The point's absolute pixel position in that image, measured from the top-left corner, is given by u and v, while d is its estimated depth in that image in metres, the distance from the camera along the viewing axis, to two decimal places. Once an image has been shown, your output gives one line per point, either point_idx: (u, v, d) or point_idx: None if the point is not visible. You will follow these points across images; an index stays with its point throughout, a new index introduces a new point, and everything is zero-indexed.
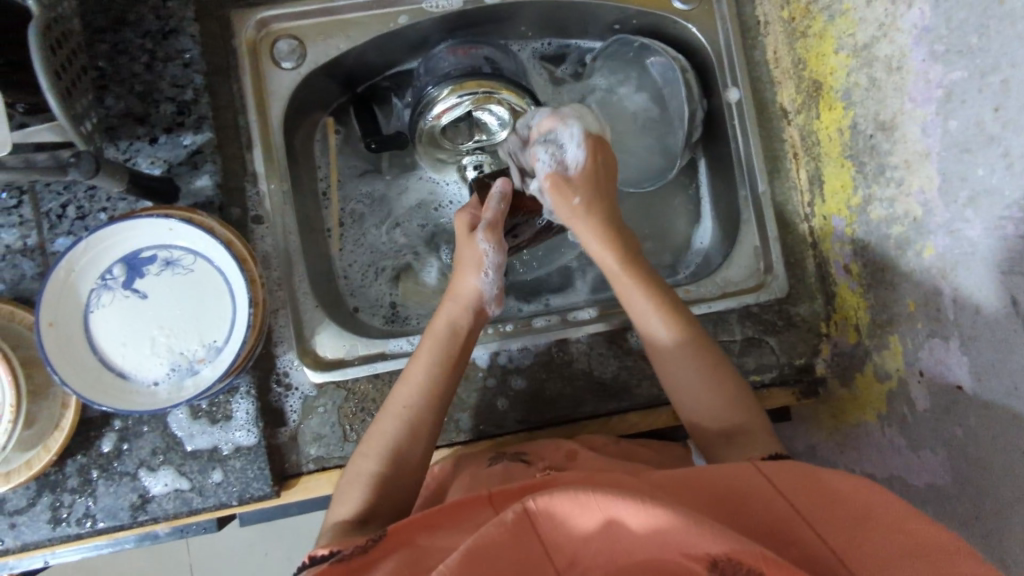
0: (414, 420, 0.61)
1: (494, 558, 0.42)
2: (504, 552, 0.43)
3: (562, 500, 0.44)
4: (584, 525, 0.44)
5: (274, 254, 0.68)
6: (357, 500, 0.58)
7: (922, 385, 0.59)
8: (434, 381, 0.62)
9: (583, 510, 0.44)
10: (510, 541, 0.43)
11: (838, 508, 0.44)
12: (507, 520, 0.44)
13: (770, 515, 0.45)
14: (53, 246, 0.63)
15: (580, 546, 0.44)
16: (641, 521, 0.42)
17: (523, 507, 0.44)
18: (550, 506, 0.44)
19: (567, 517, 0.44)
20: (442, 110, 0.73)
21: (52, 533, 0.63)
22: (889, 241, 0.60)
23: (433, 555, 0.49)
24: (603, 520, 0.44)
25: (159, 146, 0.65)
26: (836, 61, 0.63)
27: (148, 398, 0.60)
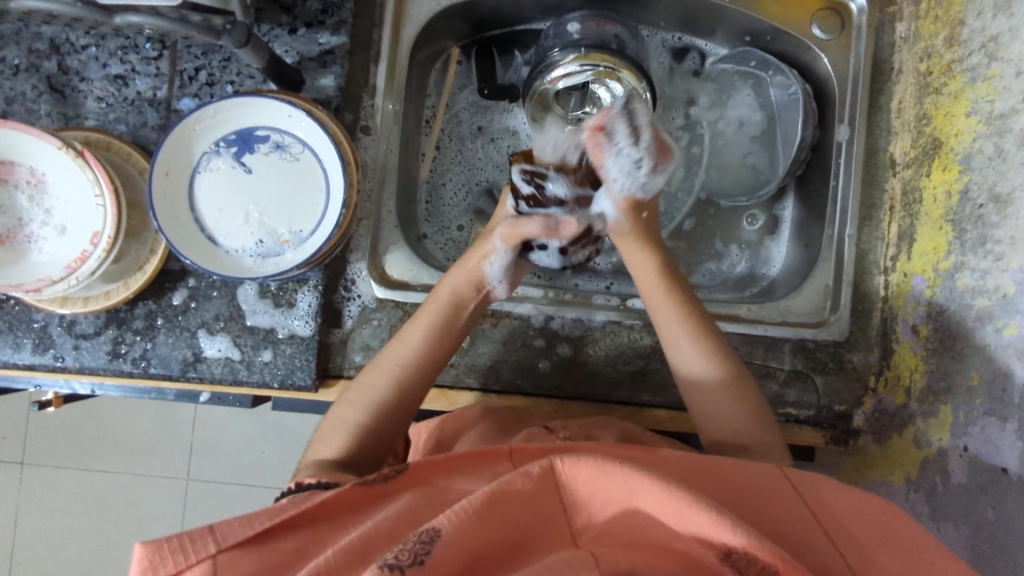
0: (404, 378, 0.63)
1: (515, 505, 0.43)
2: (526, 502, 0.43)
3: (586, 468, 0.45)
4: (602, 494, 0.44)
5: (372, 166, 0.71)
6: (343, 434, 0.61)
7: (963, 461, 0.59)
8: (428, 343, 0.64)
9: (606, 479, 0.44)
10: (532, 494, 0.44)
11: (859, 523, 0.45)
12: (532, 473, 0.44)
13: (788, 519, 0.46)
14: (177, 104, 0.67)
15: (596, 510, 0.45)
16: (661, 501, 0.42)
17: (549, 464, 0.45)
18: (574, 470, 0.45)
19: (589, 483, 0.45)
20: (559, 75, 0.75)
21: (108, 364, 0.67)
22: (970, 312, 0.61)
23: (451, 495, 0.49)
24: (626, 494, 0.44)
25: (296, 37, 0.68)
26: (965, 124, 0.63)
27: (231, 262, 0.63)
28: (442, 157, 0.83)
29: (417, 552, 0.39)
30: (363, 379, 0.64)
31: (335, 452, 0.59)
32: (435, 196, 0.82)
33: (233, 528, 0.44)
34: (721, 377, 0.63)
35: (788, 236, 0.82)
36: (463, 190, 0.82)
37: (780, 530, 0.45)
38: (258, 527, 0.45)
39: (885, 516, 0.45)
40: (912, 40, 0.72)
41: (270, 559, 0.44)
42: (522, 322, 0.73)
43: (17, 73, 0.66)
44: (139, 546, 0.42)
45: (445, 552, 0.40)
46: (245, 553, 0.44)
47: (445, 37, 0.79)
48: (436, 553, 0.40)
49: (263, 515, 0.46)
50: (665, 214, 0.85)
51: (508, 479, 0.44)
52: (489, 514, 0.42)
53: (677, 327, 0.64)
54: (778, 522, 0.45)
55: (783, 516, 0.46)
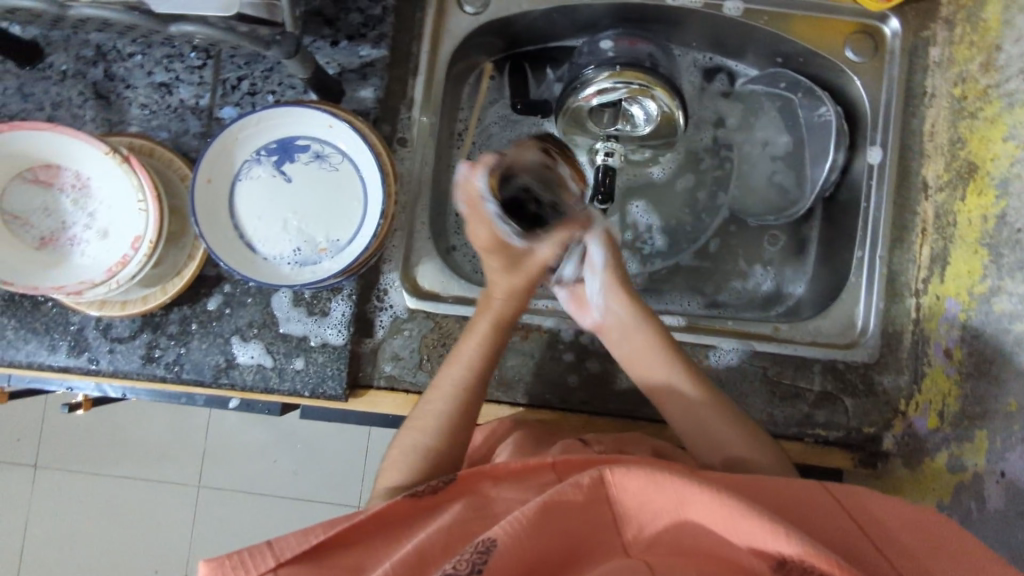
0: (466, 395, 0.63)
1: (567, 516, 0.44)
2: (577, 515, 0.44)
3: (635, 478, 0.45)
4: (653, 505, 0.45)
5: (407, 178, 0.71)
6: (408, 464, 0.61)
7: (1000, 486, 0.59)
8: (483, 356, 0.64)
9: (657, 489, 0.44)
10: (583, 506, 0.45)
11: (911, 537, 0.45)
12: (583, 484, 0.45)
13: (837, 530, 0.45)
14: (219, 113, 0.67)
15: (648, 521, 0.45)
16: (713, 512, 0.42)
17: (599, 475, 0.45)
18: (623, 480, 0.45)
19: (639, 495, 0.45)
20: (593, 91, 0.74)
21: (141, 368, 0.68)
22: (1008, 336, 0.61)
23: (500, 505, 0.49)
24: (676, 505, 0.44)
25: (338, 50, 0.69)
26: (1002, 148, 0.64)
27: (270, 270, 0.64)
28: None
29: (474, 562, 0.40)
30: (422, 409, 0.63)
31: (399, 478, 0.61)
32: None
33: (291, 542, 0.45)
34: (697, 396, 0.65)
35: (815, 256, 0.82)
36: None
37: (829, 541, 0.45)
38: (315, 539, 0.45)
39: (936, 531, 0.45)
40: (945, 65, 0.73)
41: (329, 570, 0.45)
42: (552, 336, 0.73)
43: (64, 80, 0.67)
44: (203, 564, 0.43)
45: (501, 561, 0.41)
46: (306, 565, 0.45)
47: (480, 52, 0.80)
48: (493, 562, 0.41)
49: (318, 526, 0.47)
50: (693, 232, 0.85)
51: (559, 490, 0.44)
52: (542, 525, 0.43)
53: (643, 349, 0.67)
54: (828, 534, 0.45)
55: (831, 527, 0.46)
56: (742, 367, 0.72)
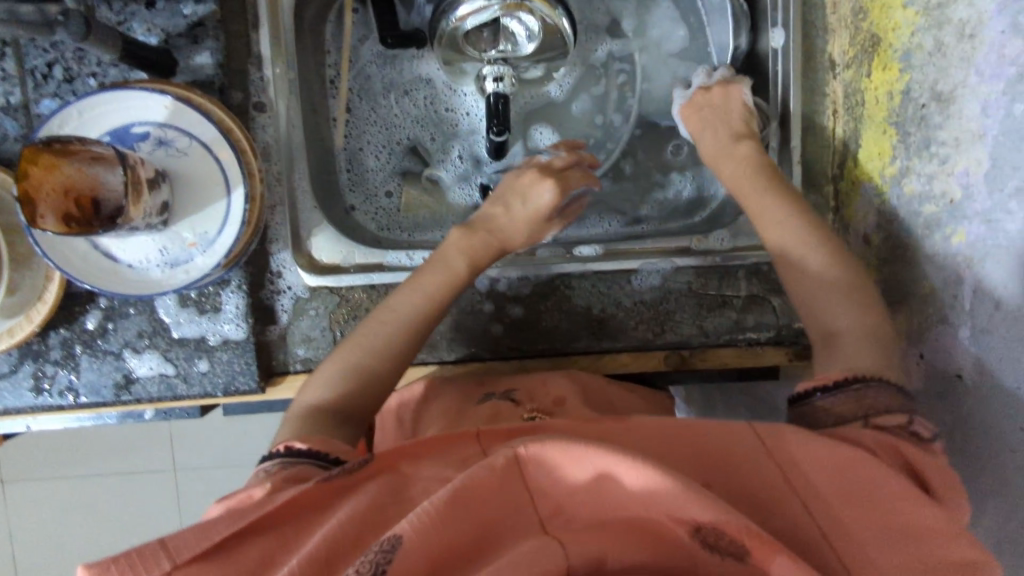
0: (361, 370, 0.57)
1: (480, 501, 0.41)
2: (491, 496, 0.41)
3: (554, 445, 0.42)
4: (572, 477, 0.42)
5: (274, 147, 0.64)
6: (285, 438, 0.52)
7: (920, 368, 0.58)
8: (376, 339, 0.58)
9: (571, 460, 0.42)
10: (497, 486, 0.42)
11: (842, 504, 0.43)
12: (496, 464, 0.42)
13: (761, 483, 0.44)
14: (37, 108, 0.58)
15: (566, 495, 0.42)
16: (630, 475, 0.41)
17: (513, 452, 0.43)
18: (539, 453, 0.42)
19: (557, 469, 0.42)
20: (466, 12, 0.66)
21: (35, 401, 0.63)
22: (918, 220, 0.58)
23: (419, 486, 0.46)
24: (595, 477, 0.42)
25: (156, 12, 0.59)
26: (902, 17, 0.58)
27: (138, 279, 0.58)
28: (356, 119, 0.76)
29: (379, 563, 0.37)
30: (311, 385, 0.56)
31: (324, 395, 0.55)
32: (355, 163, 0.76)
33: (190, 541, 0.42)
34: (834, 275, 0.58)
35: None
36: (385, 152, 0.77)
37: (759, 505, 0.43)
38: (216, 537, 0.42)
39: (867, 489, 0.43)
40: None
41: (235, 567, 0.42)
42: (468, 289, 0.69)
43: None
44: (85, 568, 0.41)
45: (408, 558, 0.38)
46: (212, 562, 0.42)
47: None
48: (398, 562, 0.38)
49: (221, 522, 0.43)
50: (603, 145, 0.80)
51: (470, 474, 0.41)
52: (452, 512, 0.40)
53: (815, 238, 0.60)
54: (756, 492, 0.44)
55: (758, 481, 0.44)
56: (663, 287, 0.70)
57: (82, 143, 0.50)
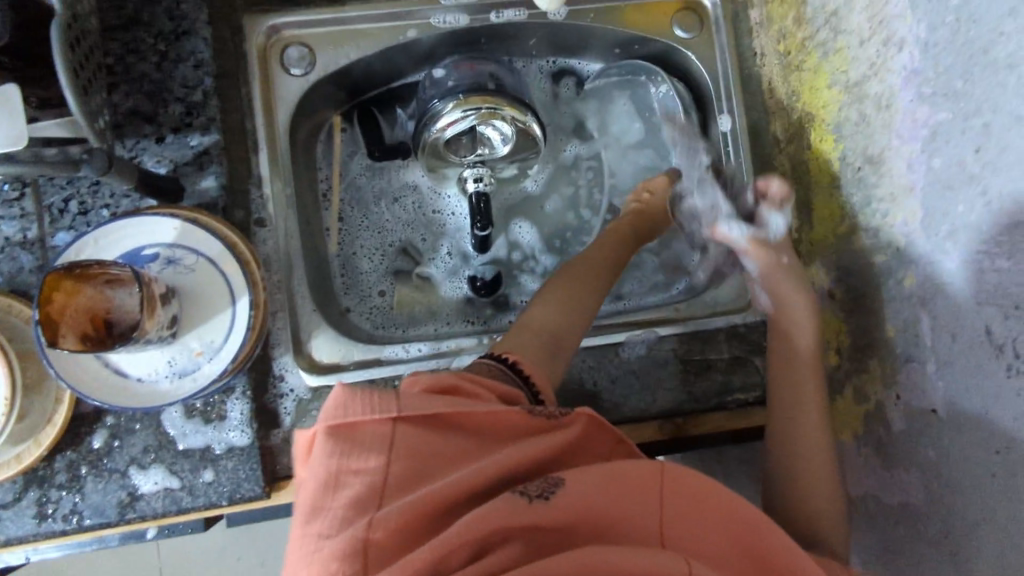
0: (546, 341, 0.66)
1: (632, 496, 0.46)
2: (645, 493, 0.46)
3: (692, 478, 0.48)
4: (691, 510, 0.47)
5: (275, 257, 0.69)
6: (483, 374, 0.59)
7: (899, 408, 0.61)
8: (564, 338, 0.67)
9: (702, 503, 0.47)
10: (645, 488, 0.47)
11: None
12: (658, 467, 0.48)
13: None
14: (52, 241, 0.63)
15: (688, 522, 0.46)
16: (742, 512, 0.48)
17: (661, 466, 0.48)
18: (682, 478, 0.48)
19: (688, 500, 0.47)
20: (446, 122, 0.74)
21: (37, 528, 0.63)
22: (873, 269, 0.63)
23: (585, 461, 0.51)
24: (703, 511, 0.47)
25: (166, 146, 0.65)
26: (828, 96, 0.66)
27: (147, 392, 0.60)
28: (348, 227, 0.81)
29: (541, 489, 0.45)
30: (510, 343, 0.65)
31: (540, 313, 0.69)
32: (349, 268, 0.80)
33: (416, 404, 0.47)
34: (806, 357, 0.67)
35: None
36: (377, 256, 0.81)
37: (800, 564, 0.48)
38: (436, 411, 0.48)
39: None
40: (765, 25, 0.75)
41: (431, 444, 0.47)
42: None
43: None
44: (342, 387, 0.47)
45: (565, 502, 0.45)
46: (415, 428, 0.47)
47: (323, 109, 0.78)
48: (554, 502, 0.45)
49: (441, 400, 0.49)
50: (580, 232, 0.86)
51: (628, 466, 0.47)
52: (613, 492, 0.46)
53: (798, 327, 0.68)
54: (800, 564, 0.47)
55: None
56: (651, 355, 0.73)
57: (100, 266, 0.55)
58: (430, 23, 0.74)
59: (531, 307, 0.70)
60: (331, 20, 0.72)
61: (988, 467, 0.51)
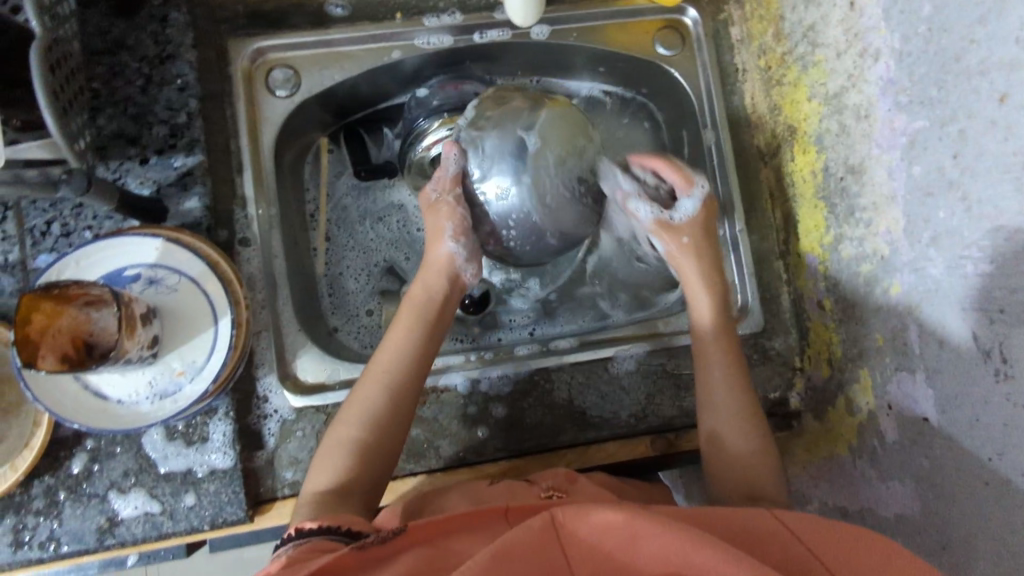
0: (359, 449, 0.60)
1: (521, 561, 0.42)
2: (531, 557, 0.43)
3: (590, 515, 0.44)
4: (605, 539, 0.44)
5: (259, 277, 0.68)
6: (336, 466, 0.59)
7: (891, 418, 0.60)
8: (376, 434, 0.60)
9: (609, 529, 0.44)
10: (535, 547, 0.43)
11: (833, 552, 0.44)
12: (533, 526, 0.44)
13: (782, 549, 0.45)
14: (34, 263, 0.62)
15: (600, 557, 0.44)
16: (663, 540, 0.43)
17: (550, 517, 0.44)
18: (574, 520, 0.44)
19: (593, 534, 0.44)
20: (431, 140, 0.76)
21: (13, 557, 0.61)
22: (859, 278, 0.63)
23: (454, 558, 0.48)
24: (627, 539, 0.43)
25: (150, 167, 0.65)
26: (809, 108, 0.67)
27: (128, 414, 0.59)
28: (335, 247, 0.81)
29: None
30: (326, 449, 0.60)
31: (329, 482, 0.58)
32: (336, 287, 0.80)
33: None
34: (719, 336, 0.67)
35: None
36: (363, 276, 0.81)
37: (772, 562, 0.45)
38: None
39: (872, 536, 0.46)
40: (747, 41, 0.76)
41: None
42: (452, 393, 0.71)
43: None
44: None
45: None
46: None
47: (309, 130, 0.78)
48: None
49: None
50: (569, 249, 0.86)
51: (513, 536, 0.43)
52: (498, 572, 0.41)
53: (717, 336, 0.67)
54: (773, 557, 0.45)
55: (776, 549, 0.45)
56: (640, 371, 0.73)
57: (79, 287, 0.54)
58: (415, 44, 0.75)
59: (342, 412, 0.62)
60: (315, 42, 0.73)
61: (982, 476, 0.50)
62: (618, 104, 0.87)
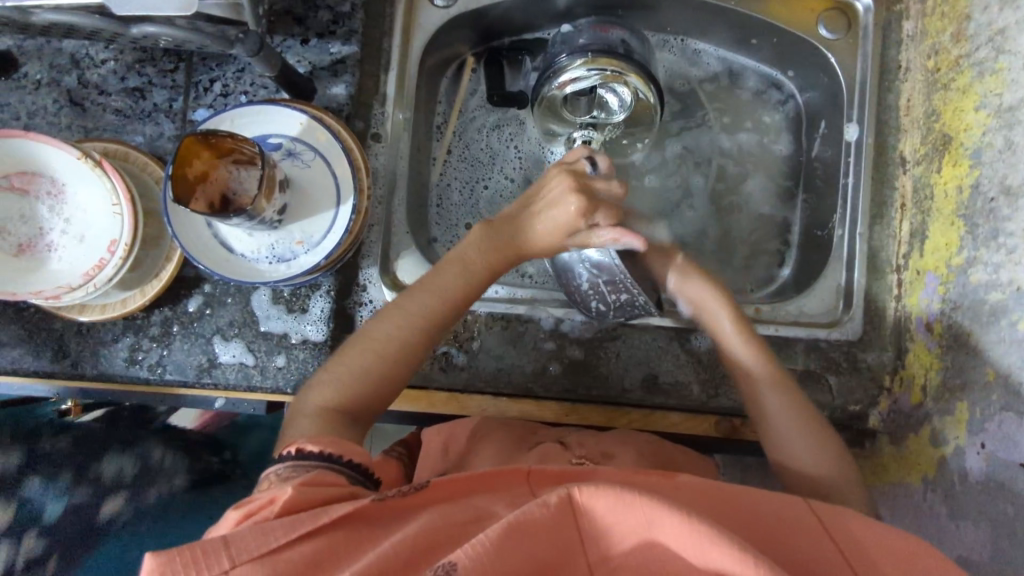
0: (344, 407, 0.57)
1: (533, 538, 0.39)
2: (544, 535, 0.40)
3: (607, 498, 0.40)
4: (626, 533, 0.41)
5: (382, 173, 0.72)
6: (310, 423, 0.55)
7: (980, 457, 0.58)
8: (365, 387, 0.58)
9: (627, 510, 0.40)
10: (550, 525, 0.40)
11: (864, 558, 0.43)
12: (550, 502, 0.40)
13: (817, 555, 0.44)
14: (193, 115, 0.68)
15: (616, 546, 0.41)
16: (688, 543, 0.39)
17: (567, 494, 0.41)
18: (594, 500, 0.40)
19: (609, 515, 0.41)
20: (566, 80, 0.74)
21: (125, 371, 0.68)
22: (984, 307, 0.60)
23: (469, 512, 0.45)
24: (646, 527, 0.40)
25: (308, 48, 0.70)
26: (974, 118, 0.63)
27: (248, 269, 0.65)
28: (453, 160, 0.83)
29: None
30: (308, 396, 0.58)
31: (336, 397, 0.57)
32: (444, 199, 0.82)
33: (249, 543, 0.39)
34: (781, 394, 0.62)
35: (799, 235, 0.81)
36: (467, 189, 0.82)
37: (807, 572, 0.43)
38: (273, 541, 0.40)
39: (906, 551, 0.43)
40: (919, 38, 0.72)
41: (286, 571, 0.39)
42: (533, 325, 0.73)
43: (38, 88, 0.67)
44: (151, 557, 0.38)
45: None
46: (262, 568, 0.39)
47: (454, 45, 0.80)
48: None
49: (279, 526, 0.41)
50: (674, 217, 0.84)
51: (527, 510, 0.40)
52: (505, 545, 0.38)
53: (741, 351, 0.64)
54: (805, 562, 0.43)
55: (811, 555, 0.44)
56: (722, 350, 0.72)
57: (234, 140, 0.59)
58: None
59: (323, 374, 0.59)
60: None
61: None
62: (759, 80, 0.83)
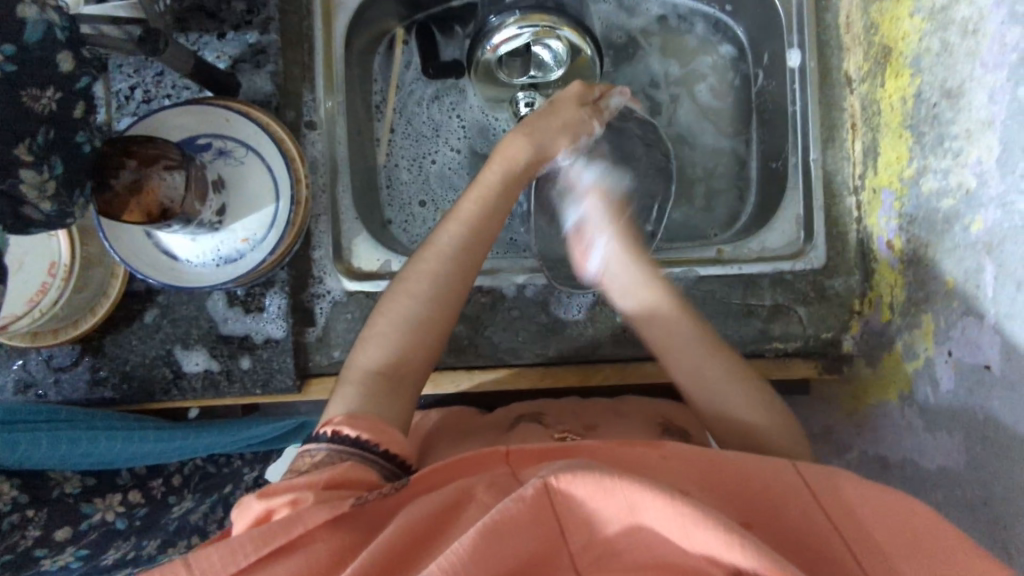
0: (396, 361, 0.56)
1: (514, 537, 0.38)
2: (525, 532, 0.38)
3: (587, 483, 0.39)
4: (609, 516, 0.40)
5: (322, 161, 0.71)
6: (361, 390, 0.54)
7: (949, 366, 0.57)
8: (412, 334, 0.57)
9: (607, 497, 0.39)
10: (529, 520, 0.39)
11: (850, 521, 0.44)
12: (526, 495, 0.39)
13: (801, 521, 0.45)
14: (118, 126, 0.66)
15: (597, 530, 0.40)
16: (674, 524, 0.38)
17: (542, 483, 0.39)
18: (571, 487, 0.39)
19: (587, 500, 0.39)
20: (500, 41, 0.71)
21: (90, 393, 0.68)
22: (938, 216, 0.58)
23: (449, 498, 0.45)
24: (629, 511, 0.39)
25: (226, 41, 0.68)
26: (910, 25, 0.61)
27: (194, 275, 0.64)
28: (398, 139, 0.81)
29: None
30: (358, 358, 0.57)
31: (383, 361, 0.56)
32: (394, 179, 0.81)
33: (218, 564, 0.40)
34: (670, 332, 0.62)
35: (757, 170, 0.80)
36: (416, 165, 0.81)
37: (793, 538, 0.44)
38: (244, 560, 0.40)
39: (885, 504, 0.44)
40: None
41: None
42: (495, 295, 0.72)
43: None
44: None
45: None
46: None
47: (381, 21, 0.78)
48: None
49: (249, 542, 0.41)
50: None
51: (502, 508, 0.38)
52: (484, 553, 0.37)
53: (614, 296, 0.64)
54: (792, 531, 0.45)
55: (797, 522, 0.45)
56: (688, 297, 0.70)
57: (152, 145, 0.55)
58: None
59: (363, 340, 0.58)
60: None
61: None
62: (698, 18, 0.81)
